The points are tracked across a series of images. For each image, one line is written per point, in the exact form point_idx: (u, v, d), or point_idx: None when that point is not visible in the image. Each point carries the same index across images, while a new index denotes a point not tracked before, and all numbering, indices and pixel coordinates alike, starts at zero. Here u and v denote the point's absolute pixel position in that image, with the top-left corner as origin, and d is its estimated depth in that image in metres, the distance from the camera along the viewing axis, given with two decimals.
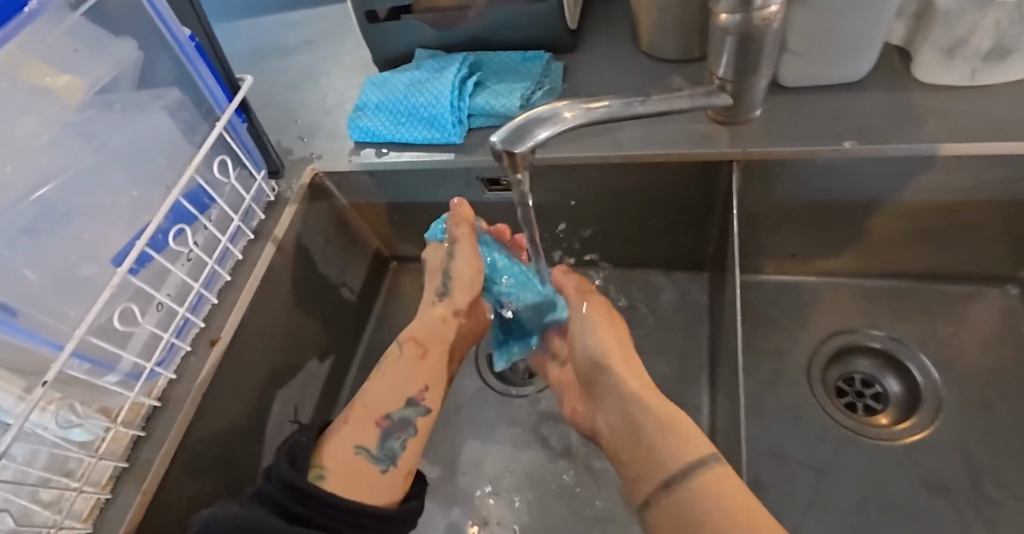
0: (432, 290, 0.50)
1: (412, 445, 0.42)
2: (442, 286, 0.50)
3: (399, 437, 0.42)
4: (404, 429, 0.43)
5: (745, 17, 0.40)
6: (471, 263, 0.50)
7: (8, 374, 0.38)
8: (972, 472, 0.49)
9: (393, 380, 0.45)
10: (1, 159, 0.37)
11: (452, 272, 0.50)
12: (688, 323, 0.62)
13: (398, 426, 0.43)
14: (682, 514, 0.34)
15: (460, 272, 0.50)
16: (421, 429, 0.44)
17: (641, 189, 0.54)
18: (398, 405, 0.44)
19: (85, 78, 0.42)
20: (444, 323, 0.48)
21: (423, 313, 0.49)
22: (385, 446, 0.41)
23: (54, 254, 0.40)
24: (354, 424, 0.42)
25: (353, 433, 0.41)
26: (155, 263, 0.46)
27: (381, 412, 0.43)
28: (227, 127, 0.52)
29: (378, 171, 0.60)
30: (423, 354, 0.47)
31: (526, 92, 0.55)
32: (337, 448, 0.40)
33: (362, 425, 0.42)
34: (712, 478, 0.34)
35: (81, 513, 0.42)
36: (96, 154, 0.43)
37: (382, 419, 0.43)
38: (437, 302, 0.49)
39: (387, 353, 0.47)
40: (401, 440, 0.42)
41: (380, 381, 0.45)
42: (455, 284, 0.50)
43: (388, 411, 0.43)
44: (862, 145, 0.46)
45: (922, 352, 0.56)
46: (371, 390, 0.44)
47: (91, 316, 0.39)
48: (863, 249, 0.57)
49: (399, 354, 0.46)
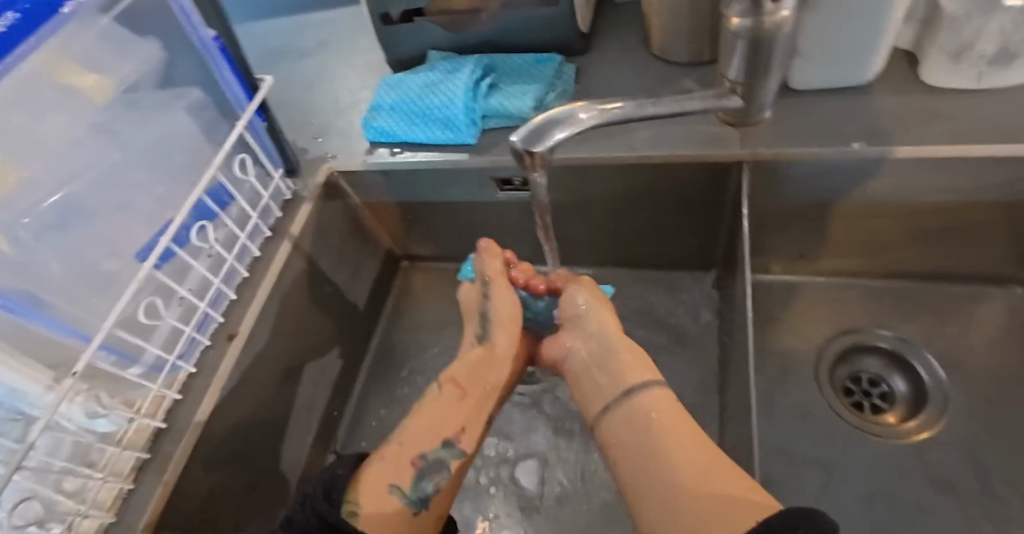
0: (472, 335, 0.50)
1: (446, 489, 0.41)
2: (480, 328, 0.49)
3: (434, 480, 0.41)
4: (439, 471, 0.41)
5: (756, 21, 0.41)
6: (508, 304, 0.49)
7: (36, 364, 0.38)
8: (979, 470, 0.50)
9: (432, 418, 0.44)
10: (34, 156, 0.38)
11: (491, 315, 0.49)
12: (697, 322, 0.63)
13: (433, 467, 0.41)
14: (630, 412, 0.37)
15: (498, 311, 0.49)
16: (456, 474, 0.42)
17: (652, 189, 0.55)
18: (435, 445, 0.42)
19: (112, 77, 0.43)
20: (487, 366, 0.47)
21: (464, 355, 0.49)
22: (418, 488, 0.40)
23: (82, 249, 0.41)
24: (391, 461, 0.41)
25: (391, 472, 0.40)
26: (177, 259, 0.47)
27: (417, 451, 0.42)
28: (247, 127, 0.53)
29: (392, 170, 0.61)
30: (464, 394, 0.46)
31: (539, 94, 0.56)
32: (371, 484, 0.39)
33: (398, 462, 0.41)
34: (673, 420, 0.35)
35: (104, 503, 0.43)
36: (122, 151, 0.44)
37: (418, 459, 0.41)
38: (477, 345, 0.48)
39: (428, 390, 0.46)
40: (435, 482, 0.41)
41: (419, 421, 0.44)
42: (495, 328, 0.48)
43: (424, 451, 0.42)
44: (870, 147, 0.47)
45: (928, 351, 0.57)
46: (411, 429, 0.43)
47: (118, 309, 0.40)
48: (870, 249, 0.57)
49: (440, 392, 0.45)
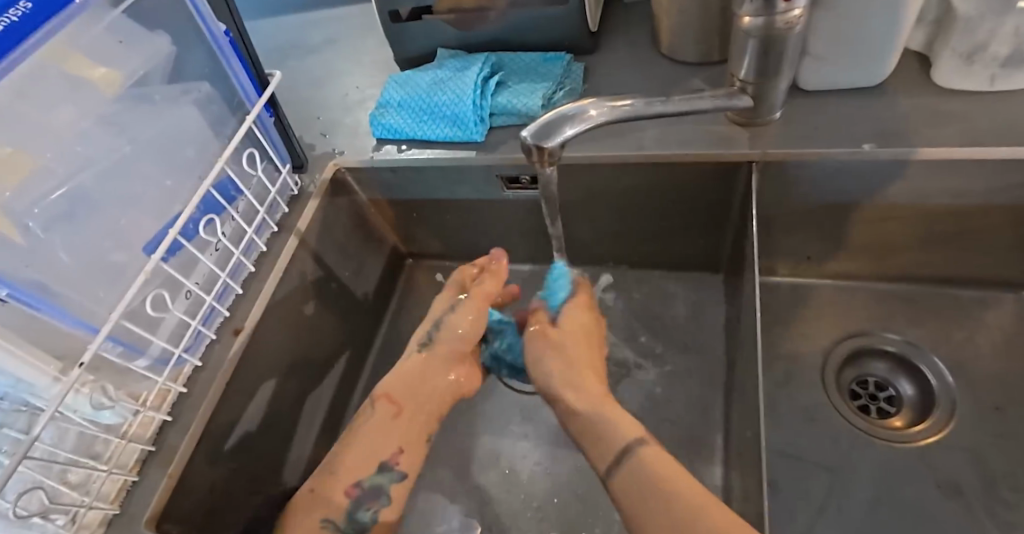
0: (417, 337, 0.51)
1: (383, 515, 0.44)
2: (427, 337, 0.50)
3: (369, 508, 0.44)
4: (375, 498, 0.44)
5: (768, 20, 0.41)
6: (465, 321, 0.50)
7: (43, 354, 0.38)
8: (987, 475, 0.50)
9: (365, 444, 0.46)
10: (42, 147, 0.38)
11: (443, 325, 0.50)
12: (702, 324, 0.63)
13: (369, 495, 0.44)
14: (633, 475, 0.37)
15: (449, 329, 0.50)
16: (392, 497, 0.45)
17: (659, 190, 0.55)
18: (370, 471, 0.45)
19: (122, 70, 0.43)
20: (420, 379, 0.49)
21: (403, 362, 0.50)
22: (353, 517, 0.43)
23: (89, 240, 0.41)
24: (319, 495, 0.43)
25: (319, 504, 0.43)
26: (184, 252, 0.47)
27: (352, 480, 0.44)
28: (256, 121, 0.53)
29: (398, 167, 0.61)
30: (398, 412, 0.48)
31: (547, 92, 0.56)
32: (307, 521, 0.42)
33: (330, 495, 0.43)
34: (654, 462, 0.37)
35: (109, 494, 0.43)
36: (131, 143, 0.44)
37: (351, 489, 0.44)
38: (417, 353, 0.50)
39: (361, 410, 0.48)
40: (372, 510, 0.44)
41: (353, 445, 0.46)
42: (441, 339, 0.50)
43: (358, 479, 0.44)
44: (880, 148, 0.47)
45: (935, 356, 0.57)
46: (344, 455, 0.45)
47: (126, 301, 0.40)
48: (878, 252, 0.57)
49: (372, 412, 0.47)
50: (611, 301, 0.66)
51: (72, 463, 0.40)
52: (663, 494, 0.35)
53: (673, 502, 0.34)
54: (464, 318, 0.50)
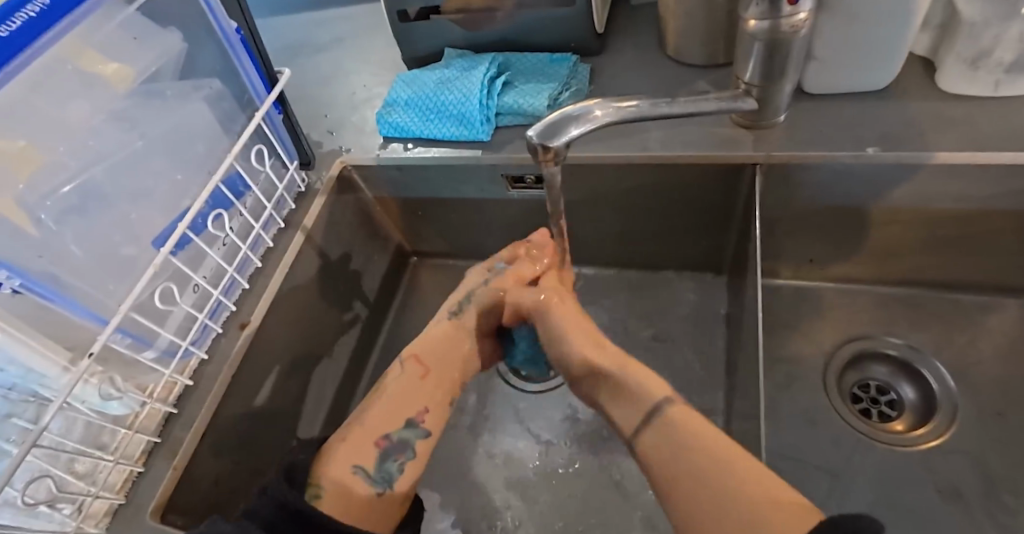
0: (447, 305, 0.52)
1: (410, 468, 0.42)
2: (457, 306, 0.51)
3: (397, 460, 0.42)
4: (403, 451, 0.43)
5: (774, 23, 0.41)
6: (492, 293, 0.51)
7: (53, 345, 0.39)
8: (987, 480, 0.50)
9: (394, 399, 0.45)
10: (55, 140, 0.38)
11: (471, 295, 0.51)
12: (704, 325, 0.63)
13: (397, 447, 0.43)
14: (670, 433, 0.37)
15: (482, 299, 0.51)
16: (418, 452, 0.43)
17: (662, 191, 0.56)
18: (397, 427, 0.44)
19: (134, 66, 0.44)
20: (448, 343, 0.50)
21: (430, 328, 0.50)
22: (381, 467, 0.41)
23: (100, 233, 0.41)
24: (353, 443, 0.42)
25: (352, 452, 0.41)
26: (192, 246, 0.47)
27: (380, 432, 0.43)
28: (264, 118, 0.54)
29: (404, 166, 0.62)
30: (425, 375, 0.48)
31: (553, 92, 0.57)
32: (338, 467, 0.40)
33: (361, 444, 0.42)
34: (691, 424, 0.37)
35: (115, 485, 0.44)
36: (142, 138, 0.45)
37: (382, 440, 0.43)
38: (447, 319, 0.51)
39: (390, 369, 0.47)
40: (399, 462, 0.42)
41: (382, 401, 0.45)
42: (469, 308, 0.51)
43: (387, 432, 0.44)
44: (884, 152, 0.47)
45: (937, 360, 0.57)
46: (371, 411, 0.44)
47: (135, 293, 0.41)
48: (881, 256, 0.57)
49: (401, 371, 0.47)
50: (613, 301, 0.67)
51: (80, 452, 0.41)
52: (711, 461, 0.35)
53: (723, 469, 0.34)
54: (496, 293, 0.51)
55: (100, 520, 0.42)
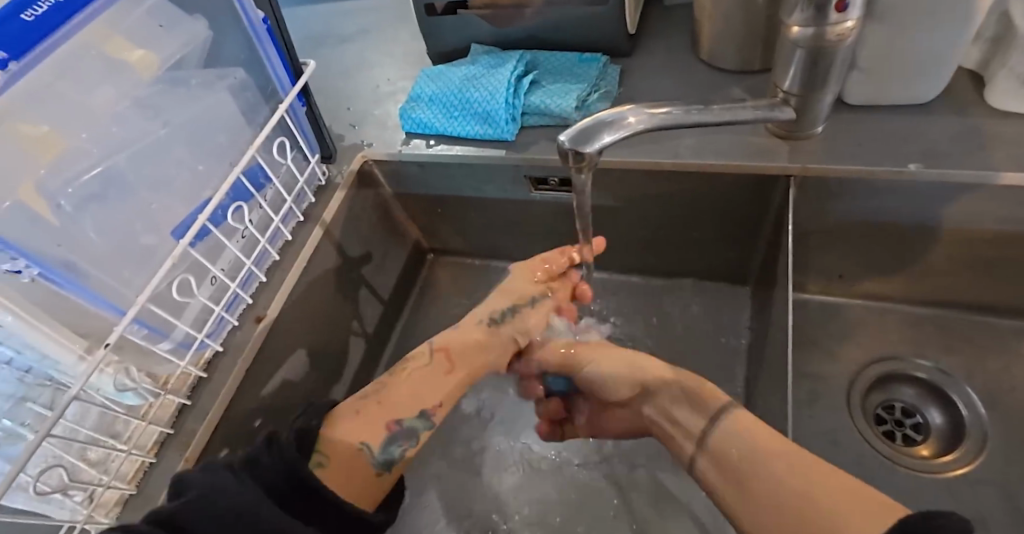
0: (489, 310, 0.51)
1: (410, 456, 0.42)
2: (499, 314, 0.51)
3: (402, 446, 0.42)
4: (409, 439, 0.42)
5: (819, 31, 0.39)
6: (538, 320, 0.53)
7: (70, 333, 0.39)
8: (1016, 513, 0.48)
9: (416, 385, 0.45)
10: (78, 126, 0.38)
11: (518, 314, 0.52)
12: (726, 338, 0.62)
13: (405, 434, 0.42)
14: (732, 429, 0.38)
15: (525, 318, 0.52)
16: (422, 443, 0.43)
17: (688, 199, 0.54)
18: (411, 413, 0.44)
19: (160, 53, 0.43)
20: (478, 349, 0.49)
21: (464, 326, 0.50)
22: (385, 448, 0.41)
23: (120, 221, 0.41)
24: (365, 419, 0.41)
25: (362, 428, 0.41)
26: (211, 238, 0.47)
27: (393, 415, 0.43)
28: (288, 110, 0.53)
29: (426, 162, 0.61)
30: (449, 370, 0.47)
31: (582, 93, 0.55)
32: (347, 437, 0.39)
33: (372, 422, 0.42)
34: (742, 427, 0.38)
35: (127, 475, 0.44)
36: (165, 127, 0.44)
37: (393, 424, 0.42)
38: (486, 327, 0.50)
39: (417, 355, 0.47)
40: (403, 448, 0.42)
41: (400, 382, 0.45)
42: (509, 322, 0.51)
43: (399, 416, 0.43)
44: (926, 169, 0.45)
45: (968, 385, 0.55)
46: (392, 387, 0.44)
47: (153, 284, 0.40)
48: (914, 275, 0.55)
49: (430, 362, 0.47)
50: (633, 308, 0.65)
51: (92, 441, 0.41)
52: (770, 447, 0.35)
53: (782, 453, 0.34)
54: (540, 314, 0.53)
55: (111, 510, 0.42)
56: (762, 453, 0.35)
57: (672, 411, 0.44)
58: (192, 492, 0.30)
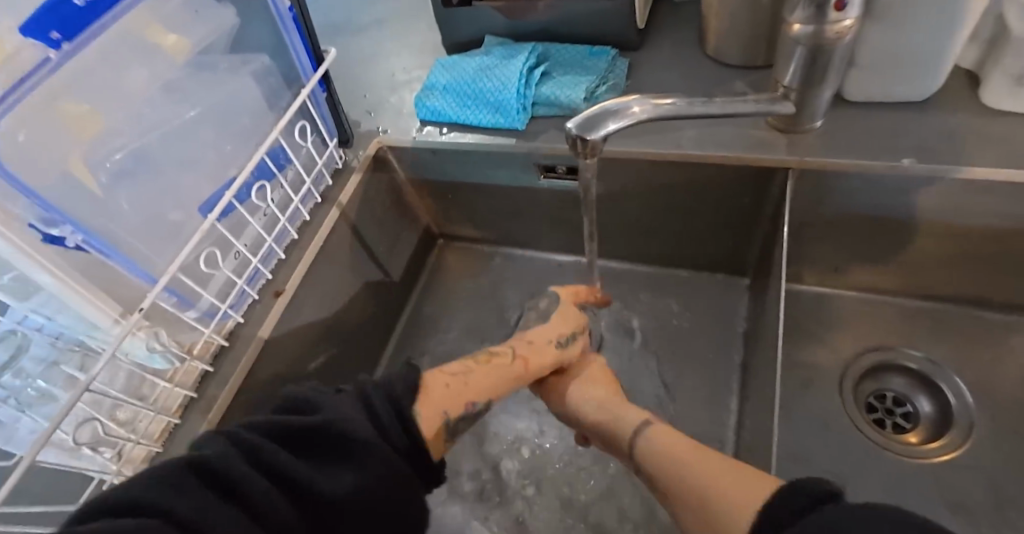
0: (563, 325, 0.52)
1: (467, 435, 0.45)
2: (565, 338, 0.52)
3: (467, 426, 0.44)
4: (473, 422, 0.45)
5: (818, 29, 0.41)
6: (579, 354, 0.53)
7: (107, 298, 0.42)
8: (996, 497, 0.50)
9: (495, 375, 0.47)
10: (116, 105, 0.41)
11: (574, 344, 0.52)
12: (723, 325, 0.64)
13: (474, 416, 0.45)
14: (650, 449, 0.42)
15: (570, 353, 0.52)
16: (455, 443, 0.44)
17: (691, 189, 0.56)
18: (485, 399, 0.45)
19: (190, 38, 0.45)
20: (554, 361, 0.51)
21: (545, 332, 0.52)
22: (456, 425, 0.43)
23: (152, 196, 0.43)
24: (450, 395, 0.43)
25: (447, 402, 0.43)
26: (235, 214, 0.49)
27: (472, 400, 0.44)
28: (309, 96, 0.56)
29: (439, 149, 0.63)
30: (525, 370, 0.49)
31: (591, 85, 0.57)
32: (433, 408, 0.41)
33: (455, 398, 0.43)
34: (656, 443, 0.42)
35: (153, 434, 0.47)
36: (194, 108, 0.47)
37: (471, 406, 0.44)
38: (557, 348, 0.51)
39: (502, 350, 0.49)
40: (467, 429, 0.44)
41: (484, 370, 0.47)
42: (574, 344, 0.52)
43: (475, 401, 0.45)
44: (919, 164, 0.47)
45: (957, 375, 0.57)
46: (480, 373, 0.46)
47: (183, 255, 0.43)
48: (907, 268, 0.57)
49: (510, 360, 0.48)
50: (636, 295, 0.68)
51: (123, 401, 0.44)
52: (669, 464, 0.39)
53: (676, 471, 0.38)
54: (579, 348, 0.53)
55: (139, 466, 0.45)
56: (668, 463, 0.39)
57: (604, 438, 0.47)
58: (323, 415, 0.33)
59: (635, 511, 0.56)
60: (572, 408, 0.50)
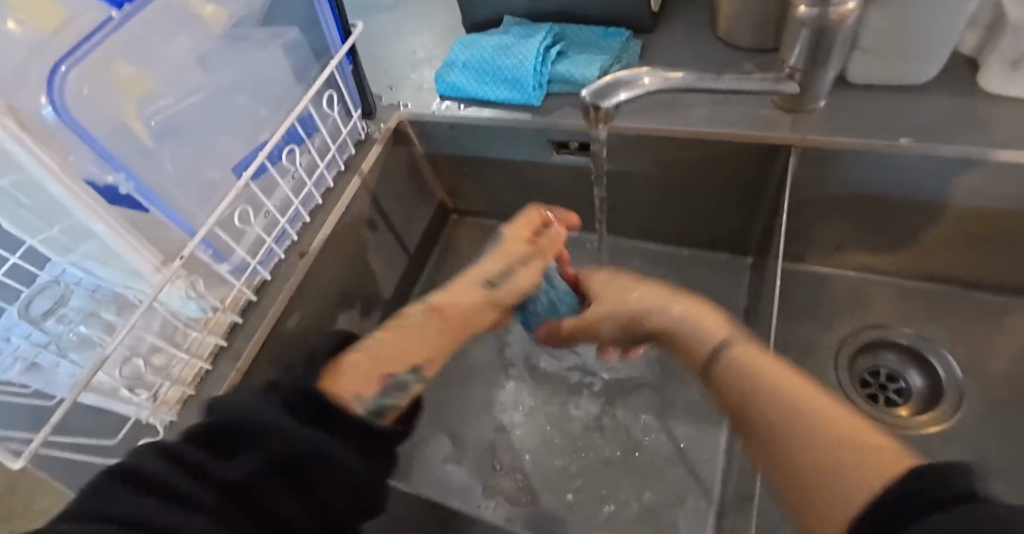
0: (486, 271, 0.51)
1: (402, 411, 0.41)
2: (496, 277, 0.51)
3: (394, 401, 0.40)
4: (402, 393, 0.41)
5: (823, 10, 0.43)
6: (530, 280, 0.52)
7: (150, 247, 0.45)
8: (981, 464, 0.53)
9: (407, 340, 0.44)
10: (162, 68, 0.44)
11: (512, 281, 0.51)
12: (724, 301, 0.67)
13: (402, 386, 0.41)
14: (731, 367, 0.39)
15: (517, 281, 0.52)
16: (415, 397, 0.42)
17: (698, 167, 0.58)
18: (405, 367, 0.43)
19: (228, 9, 0.48)
20: (476, 307, 0.49)
21: (459, 288, 0.49)
22: (382, 399, 0.40)
23: (192, 155, 0.47)
24: (365, 366, 0.40)
25: (364, 374, 0.40)
26: (267, 176, 0.52)
27: (389, 368, 0.42)
28: (336, 68, 0.59)
29: (457, 124, 0.66)
30: (443, 324, 0.47)
31: (605, 64, 0.60)
32: (348, 377, 0.39)
33: (370, 372, 0.40)
34: (741, 361, 0.39)
35: (186, 378, 0.50)
36: (230, 75, 0.50)
37: (392, 374, 0.41)
38: (484, 290, 0.50)
39: (410, 310, 0.47)
40: (394, 401, 0.40)
41: (394, 335, 0.44)
42: (506, 284, 0.51)
43: (395, 370, 0.42)
44: (917, 143, 0.49)
45: (949, 352, 0.59)
46: (390, 342, 0.44)
47: (220, 210, 0.46)
48: (905, 248, 0.59)
49: (424, 320, 0.46)
50: (642, 268, 0.70)
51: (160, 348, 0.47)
52: (762, 384, 0.36)
53: (784, 404, 0.34)
54: (532, 274, 0.53)
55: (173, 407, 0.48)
56: (765, 384, 0.36)
57: (678, 340, 0.46)
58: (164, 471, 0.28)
59: (635, 472, 0.59)
60: (610, 321, 0.52)
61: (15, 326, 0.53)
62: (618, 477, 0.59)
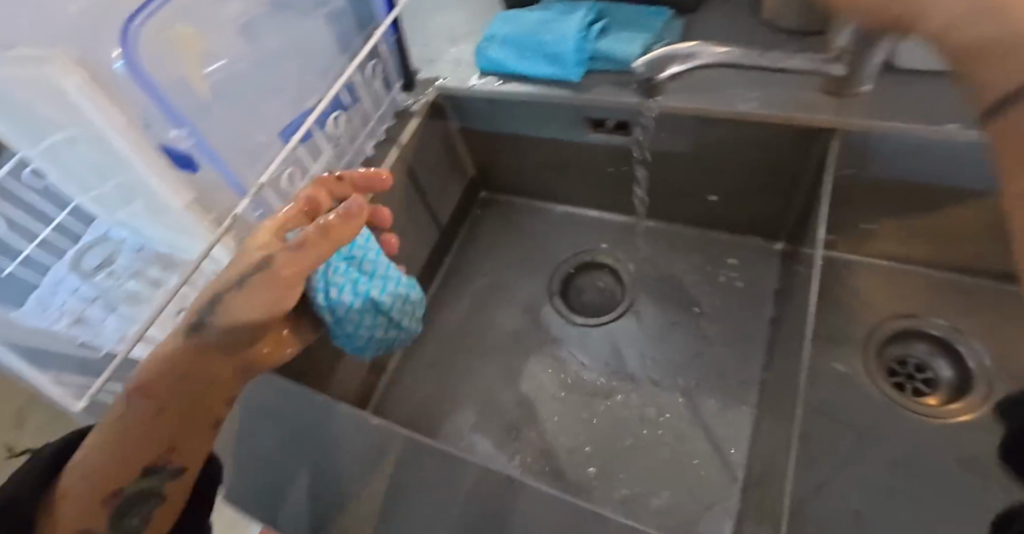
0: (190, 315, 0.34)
1: (160, 515, 0.35)
2: (216, 309, 0.34)
3: (141, 514, 0.34)
4: (148, 503, 0.34)
5: None
6: (266, 309, 0.35)
7: (203, 207, 0.46)
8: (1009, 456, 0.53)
9: (121, 442, 0.32)
10: (216, 31, 0.44)
11: (241, 306, 0.34)
12: (750, 284, 0.68)
13: (142, 498, 0.34)
14: None
15: (275, 301, 0.36)
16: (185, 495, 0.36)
17: (736, 149, 0.59)
18: (134, 475, 0.33)
19: None
20: (197, 366, 0.34)
21: (167, 342, 0.34)
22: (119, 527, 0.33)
23: (243, 118, 0.47)
24: (75, 506, 0.31)
25: (80, 516, 0.32)
26: (312, 142, 0.53)
27: (114, 484, 0.33)
28: (380, 38, 0.59)
29: (495, 99, 0.66)
30: (161, 408, 0.33)
31: (647, 43, 0.60)
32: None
33: (86, 504, 0.32)
34: None
35: None
36: (280, 40, 0.50)
37: (113, 496, 0.33)
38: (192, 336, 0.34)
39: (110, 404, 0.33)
40: (143, 516, 0.34)
41: (108, 434, 0.32)
42: (237, 295, 0.34)
43: (120, 484, 0.33)
44: (967, 130, 0.49)
45: (982, 344, 0.59)
46: (96, 451, 0.32)
47: (269, 172, 0.47)
48: (942, 238, 0.59)
49: (126, 408, 0.33)
50: (666, 252, 0.73)
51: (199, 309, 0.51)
52: None
53: None
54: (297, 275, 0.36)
55: None
56: None
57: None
58: None
59: (659, 447, 0.60)
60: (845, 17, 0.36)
61: (62, 280, 0.51)
62: (642, 451, 0.61)
